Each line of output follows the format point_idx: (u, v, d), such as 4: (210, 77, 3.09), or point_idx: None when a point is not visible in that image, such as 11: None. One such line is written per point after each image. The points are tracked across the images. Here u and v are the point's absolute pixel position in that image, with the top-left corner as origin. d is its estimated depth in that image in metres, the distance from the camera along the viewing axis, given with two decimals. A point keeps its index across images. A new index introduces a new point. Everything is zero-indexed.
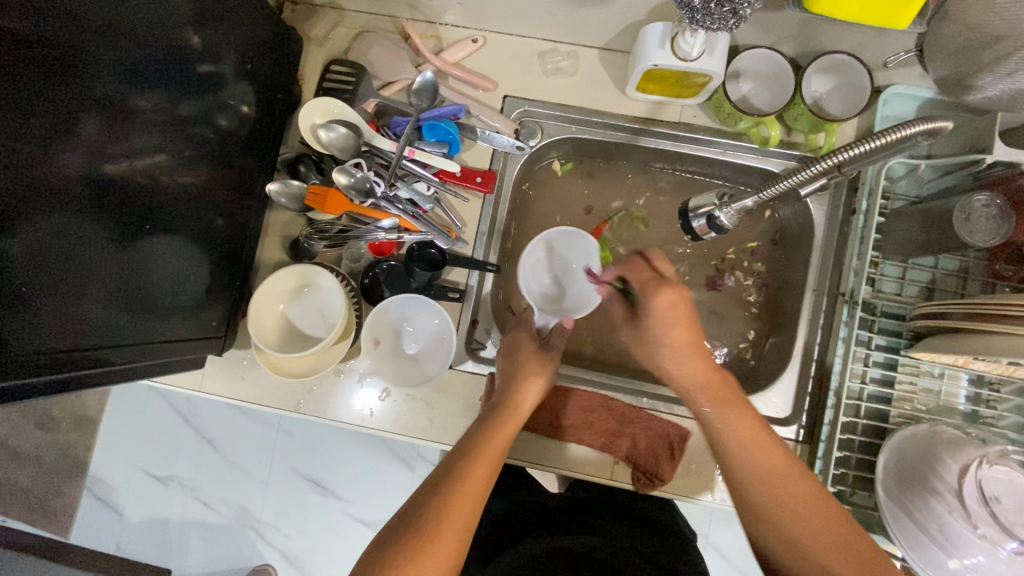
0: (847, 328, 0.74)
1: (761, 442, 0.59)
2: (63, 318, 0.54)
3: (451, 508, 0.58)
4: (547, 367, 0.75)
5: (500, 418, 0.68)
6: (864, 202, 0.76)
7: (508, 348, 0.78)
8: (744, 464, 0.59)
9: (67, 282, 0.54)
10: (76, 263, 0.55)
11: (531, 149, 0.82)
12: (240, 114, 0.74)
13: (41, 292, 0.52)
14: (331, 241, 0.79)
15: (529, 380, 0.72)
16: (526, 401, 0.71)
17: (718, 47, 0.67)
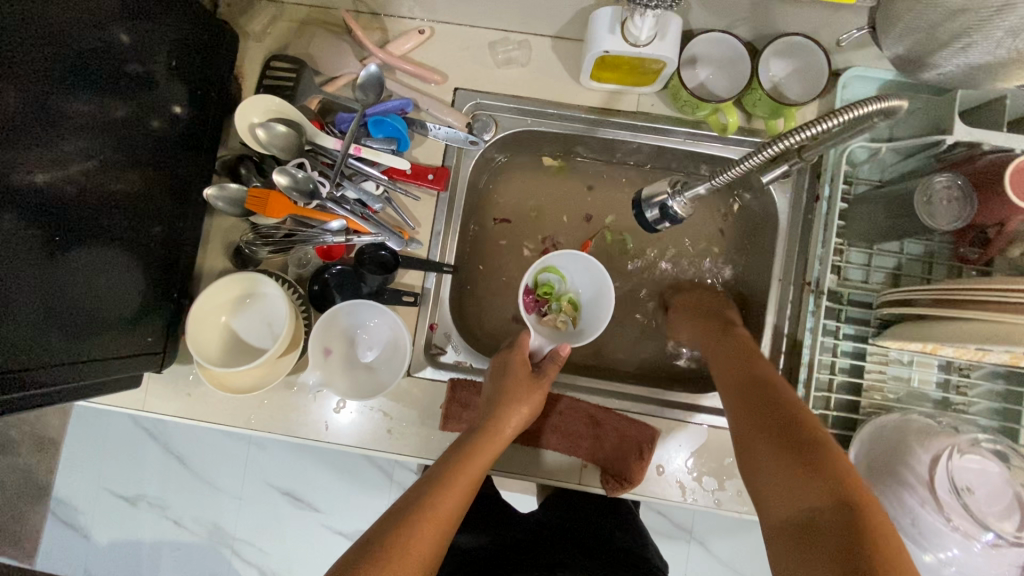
0: (813, 318, 0.72)
1: (775, 393, 0.62)
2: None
3: (416, 539, 0.57)
4: (536, 395, 0.73)
5: (477, 445, 0.67)
6: (827, 188, 0.73)
7: (497, 370, 0.75)
8: (753, 413, 0.61)
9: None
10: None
11: (485, 143, 0.79)
12: (172, 116, 0.69)
13: None
14: (276, 246, 0.75)
15: (516, 404, 0.70)
16: (507, 427, 0.69)
17: (670, 31, 0.64)
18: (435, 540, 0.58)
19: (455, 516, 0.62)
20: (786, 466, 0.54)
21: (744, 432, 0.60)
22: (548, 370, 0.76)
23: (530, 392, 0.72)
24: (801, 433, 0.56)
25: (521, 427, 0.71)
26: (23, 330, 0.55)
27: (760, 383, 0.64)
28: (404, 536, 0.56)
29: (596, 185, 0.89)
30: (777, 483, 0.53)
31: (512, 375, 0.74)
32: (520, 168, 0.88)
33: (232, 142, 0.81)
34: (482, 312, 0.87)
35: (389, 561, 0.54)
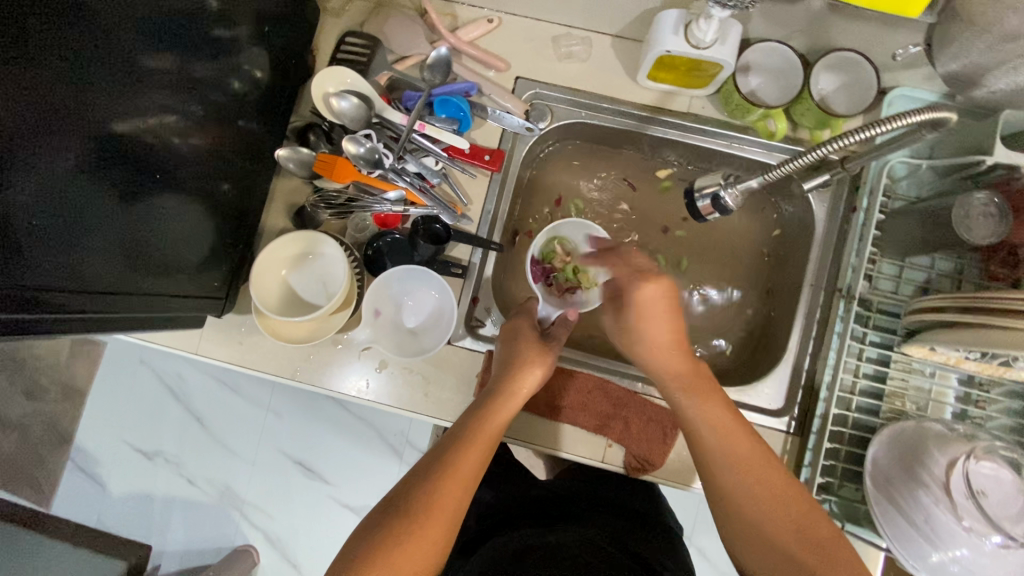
0: (842, 322, 0.75)
1: (768, 480, 0.60)
2: (59, 266, 0.53)
3: (439, 493, 0.59)
4: (550, 355, 0.74)
5: (495, 403, 0.68)
6: (865, 201, 0.77)
7: (510, 335, 0.77)
8: (731, 482, 0.61)
9: (67, 235, 0.53)
10: (82, 216, 0.54)
11: (540, 131, 0.83)
12: (251, 79, 0.74)
13: (42, 241, 0.51)
14: (337, 210, 0.80)
15: (531, 363, 0.72)
16: (523, 385, 0.70)
17: (730, 37, 0.68)
18: (459, 495, 0.60)
19: (479, 471, 0.63)
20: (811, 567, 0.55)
21: (724, 497, 0.61)
22: (558, 333, 0.79)
23: (544, 352, 0.74)
24: (785, 498, 0.59)
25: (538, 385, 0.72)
26: (104, 271, 0.58)
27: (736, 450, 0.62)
28: (428, 493, 0.59)
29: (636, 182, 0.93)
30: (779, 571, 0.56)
31: (524, 338, 0.75)
32: (567, 159, 0.92)
33: (301, 110, 0.85)
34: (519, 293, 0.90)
35: (415, 515, 0.57)
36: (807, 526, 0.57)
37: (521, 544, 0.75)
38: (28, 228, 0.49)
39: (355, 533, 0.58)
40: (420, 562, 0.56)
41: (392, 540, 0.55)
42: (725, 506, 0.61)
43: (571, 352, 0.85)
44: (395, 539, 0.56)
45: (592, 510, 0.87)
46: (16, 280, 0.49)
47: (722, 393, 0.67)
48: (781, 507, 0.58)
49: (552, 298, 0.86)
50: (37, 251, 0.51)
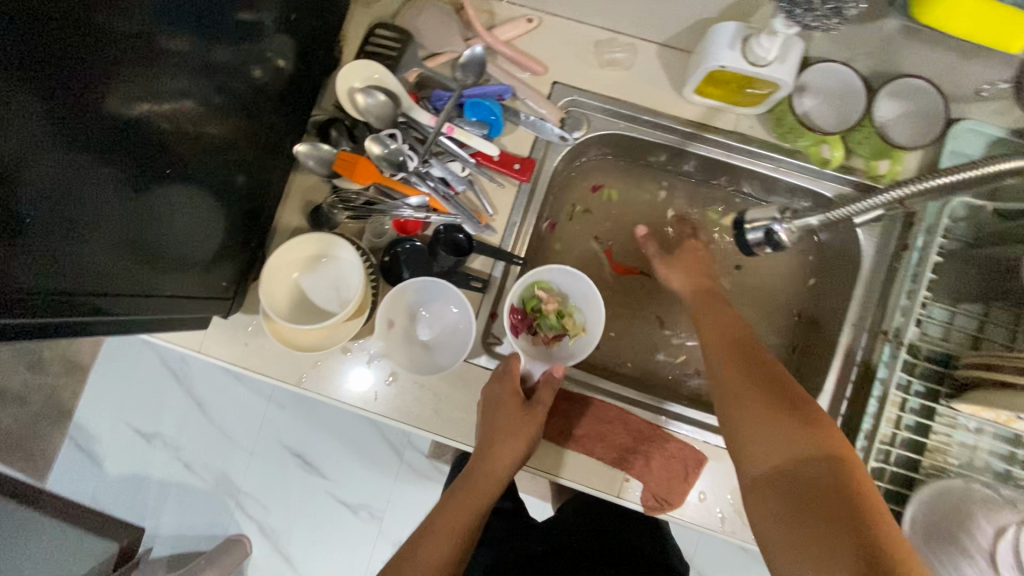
0: (886, 368, 0.70)
1: (781, 424, 0.58)
2: (63, 263, 0.49)
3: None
4: (529, 425, 0.72)
5: (468, 487, 0.73)
6: (920, 239, 0.71)
7: (487, 407, 0.73)
8: (742, 393, 0.63)
9: (72, 229, 0.49)
10: (90, 207, 0.50)
11: (574, 140, 0.78)
12: (275, 68, 0.69)
13: (45, 231, 0.47)
14: (355, 212, 0.76)
15: (507, 441, 0.71)
16: (498, 462, 0.72)
17: (792, 55, 0.63)
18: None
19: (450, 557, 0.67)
20: (814, 518, 0.50)
21: (734, 408, 0.63)
22: (541, 396, 0.74)
23: (521, 426, 0.72)
24: (801, 411, 0.59)
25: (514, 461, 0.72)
26: (112, 266, 0.55)
27: (753, 392, 0.62)
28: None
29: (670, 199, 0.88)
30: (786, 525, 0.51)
31: (502, 407, 0.72)
32: (599, 171, 0.87)
33: (325, 104, 0.81)
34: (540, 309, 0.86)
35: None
36: (814, 435, 0.56)
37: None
38: (28, 219, 0.45)
39: None
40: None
41: None
42: (742, 460, 0.60)
43: (590, 376, 0.81)
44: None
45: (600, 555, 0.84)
46: (20, 277, 0.46)
47: (758, 351, 0.68)
48: (790, 416, 0.58)
49: (535, 349, 0.78)
50: (37, 246, 0.47)
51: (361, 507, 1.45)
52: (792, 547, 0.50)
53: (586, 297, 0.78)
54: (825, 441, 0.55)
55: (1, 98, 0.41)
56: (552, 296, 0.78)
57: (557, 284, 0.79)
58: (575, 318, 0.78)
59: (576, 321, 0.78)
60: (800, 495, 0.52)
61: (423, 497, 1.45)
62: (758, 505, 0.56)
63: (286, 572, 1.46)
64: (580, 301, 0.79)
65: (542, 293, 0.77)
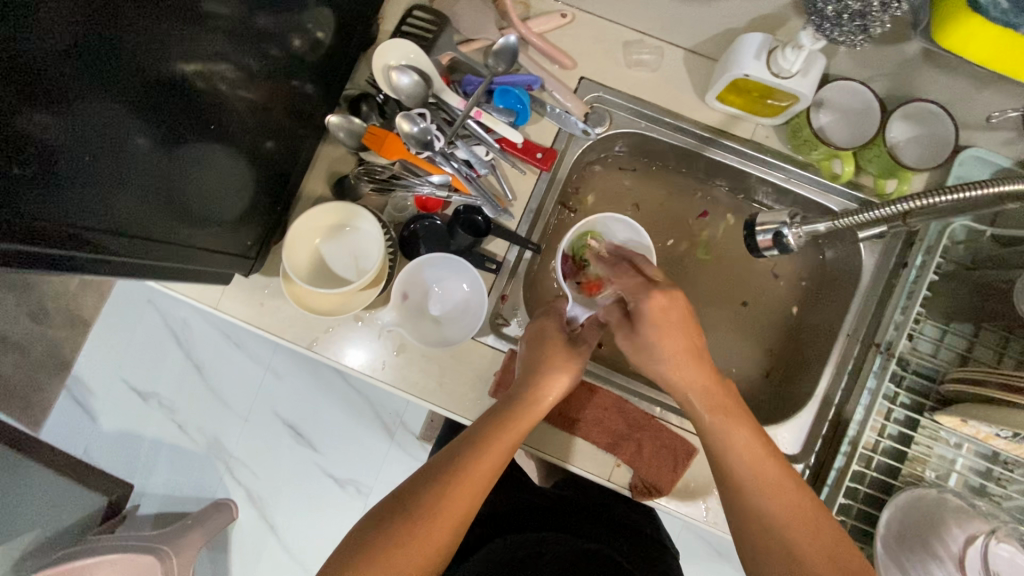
0: (875, 378, 0.73)
1: (792, 507, 0.56)
2: (99, 204, 0.51)
3: (449, 501, 0.58)
4: (576, 362, 0.70)
5: (518, 408, 0.65)
6: (919, 258, 0.74)
7: (534, 340, 0.73)
8: (739, 464, 0.59)
9: (109, 171, 0.51)
10: (122, 153, 0.52)
11: (595, 136, 0.81)
12: (313, 39, 0.71)
13: (80, 172, 0.49)
14: (379, 185, 0.78)
15: (556, 374, 0.68)
16: (547, 391, 0.67)
17: (814, 70, 0.65)
18: (468, 502, 0.59)
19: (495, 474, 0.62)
20: None
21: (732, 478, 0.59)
22: (587, 336, 0.74)
23: (568, 362, 0.70)
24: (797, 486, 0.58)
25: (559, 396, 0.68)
26: (141, 212, 0.56)
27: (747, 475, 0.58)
28: (438, 500, 0.57)
29: (683, 201, 0.91)
30: None
31: (548, 343, 0.72)
32: (616, 168, 0.90)
33: (359, 80, 0.84)
34: (548, 291, 0.88)
35: (418, 520, 0.56)
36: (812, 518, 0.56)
37: (516, 557, 0.74)
38: (72, 157, 0.47)
39: (350, 535, 0.57)
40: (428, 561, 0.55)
41: (389, 539, 0.55)
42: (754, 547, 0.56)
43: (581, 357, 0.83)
44: (402, 541, 0.55)
45: (590, 527, 0.86)
46: (55, 214, 0.47)
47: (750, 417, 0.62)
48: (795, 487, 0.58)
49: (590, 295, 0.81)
50: (79, 184, 0.49)
51: (348, 481, 1.48)
52: None
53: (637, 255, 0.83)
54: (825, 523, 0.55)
55: (52, 43, 0.43)
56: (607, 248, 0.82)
57: (611, 236, 0.83)
58: None
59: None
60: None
61: None
62: None
63: (269, 538, 1.48)
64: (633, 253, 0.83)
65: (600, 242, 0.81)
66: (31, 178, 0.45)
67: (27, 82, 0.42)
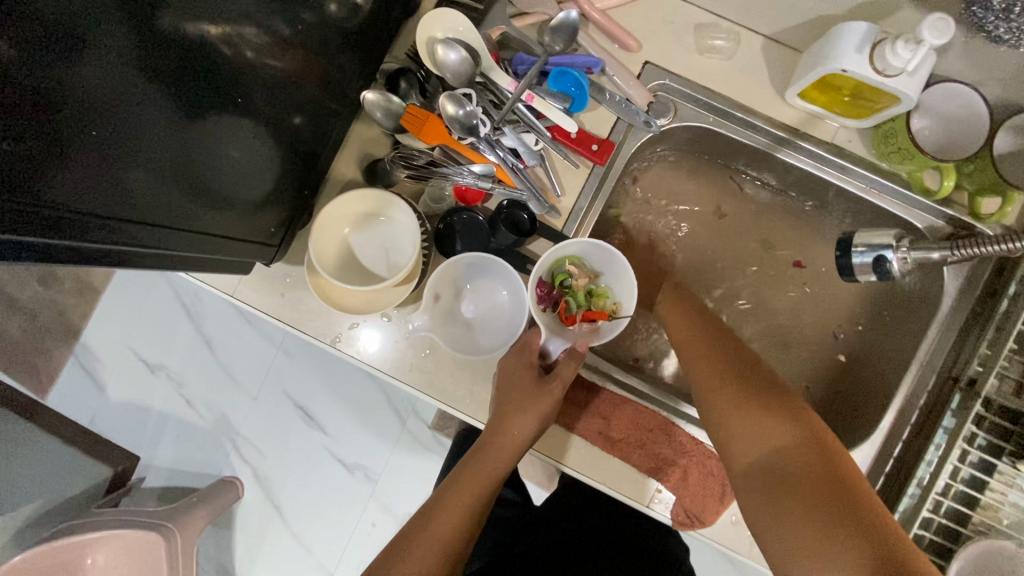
0: (953, 418, 0.66)
1: (738, 398, 0.58)
2: (107, 184, 0.44)
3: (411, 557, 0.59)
4: (542, 392, 0.67)
5: (479, 459, 0.67)
6: (1012, 287, 0.67)
7: (503, 379, 0.68)
8: (709, 376, 0.62)
9: (121, 145, 0.44)
10: (141, 126, 0.46)
11: (657, 128, 0.72)
12: (352, 4, 0.63)
13: (96, 146, 0.42)
14: (416, 172, 0.71)
15: (524, 415, 0.66)
16: (513, 433, 0.66)
17: (923, 69, 0.57)
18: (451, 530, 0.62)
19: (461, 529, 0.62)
20: (815, 515, 0.47)
21: (707, 393, 0.61)
22: (561, 371, 0.68)
23: (537, 399, 0.66)
24: (772, 394, 0.58)
25: (529, 428, 0.66)
26: (163, 194, 0.50)
27: (716, 374, 0.62)
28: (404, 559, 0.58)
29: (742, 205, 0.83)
30: (794, 533, 0.48)
31: (519, 380, 0.67)
32: (670, 164, 0.82)
33: (397, 52, 0.76)
34: None
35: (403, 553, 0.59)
36: (761, 409, 0.56)
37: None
38: (74, 126, 0.40)
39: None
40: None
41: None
42: (728, 447, 0.57)
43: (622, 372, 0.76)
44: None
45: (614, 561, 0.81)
46: (63, 194, 0.41)
47: (715, 336, 0.68)
48: (765, 404, 0.57)
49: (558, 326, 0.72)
50: (83, 159, 0.42)
51: (357, 468, 1.44)
52: (800, 549, 0.47)
53: (622, 278, 0.72)
54: (796, 424, 0.54)
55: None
56: (584, 273, 0.72)
57: (591, 258, 0.72)
58: (606, 300, 0.72)
59: (608, 306, 0.71)
60: (787, 486, 0.50)
61: (420, 468, 1.43)
62: (750, 502, 0.53)
63: (275, 522, 1.45)
64: (614, 281, 0.73)
65: (574, 267, 0.72)
66: (38, 151, 0.39)
67: (26, 41, 0.36)
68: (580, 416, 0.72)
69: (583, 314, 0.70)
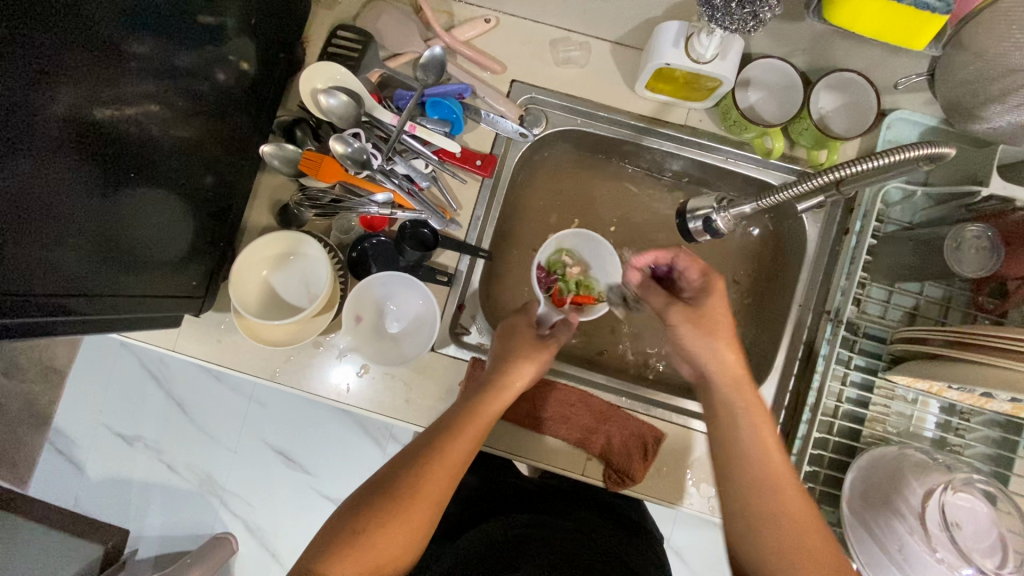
0: (828, 345, 0.74)
1: (784, 552, 0.56)
2: (31, 255, 0.50)
3: (425, 485, 0.59)
4: (544, 350, 0.71)
5: (486, 397, 0.66)
6: (858, 224, 0.76)
7: (506, 333, 0.74)
8: (755, 500, 0.58)
9: (42, 218, 0.50)
10: (59, 208, 0.51)
11: (534, 136, 0.81)
12: (238, 70, 0.71)
13: (17, 233, 0.48)
14: (322, 210, 0.78)
15: (524, 362, 0.69)
16: (518, 381, 0.68)
17: (731, 52, 0.66)
18: (464, 454, 0.62)
19: (468, 458, 0.63)
20: None
21: (754, 531, 0.58)
22: (559, 333, 0.74)
23: (537, 350, 0.71)
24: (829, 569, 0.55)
25: (533, 374, 0.69)
26: (84, 264, 0.56)
27: (758, 512, 0.58)
28: (411, 475, 0.59)
29: (630, 189, 0.91)
30: None
31: (519, 335, 0.73)
32: (557, 164, 0.90)
33: (291, 105, 0.83)
34: (507, 287, 0.89)
35: (416, 476, 0.59)
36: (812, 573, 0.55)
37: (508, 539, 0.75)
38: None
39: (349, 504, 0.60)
40: (401, 545, 0.56)
41: (377, 510, 0.57)
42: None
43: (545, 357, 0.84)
44: (371, 526, 0.56)
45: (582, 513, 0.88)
46: None
47: (768, 449, 0.60)
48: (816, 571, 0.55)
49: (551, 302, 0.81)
50: (9, 233, 0.47)
51: None
52: None
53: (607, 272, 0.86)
54: None
55: None
56: (575, 266, 0.86)
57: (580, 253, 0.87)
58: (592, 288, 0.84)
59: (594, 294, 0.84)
60: None
61: None
62: None
63: (272, 565, 1.47)
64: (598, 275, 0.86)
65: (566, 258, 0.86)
66: None
67: None
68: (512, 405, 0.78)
69: (573, 297, 0.82)
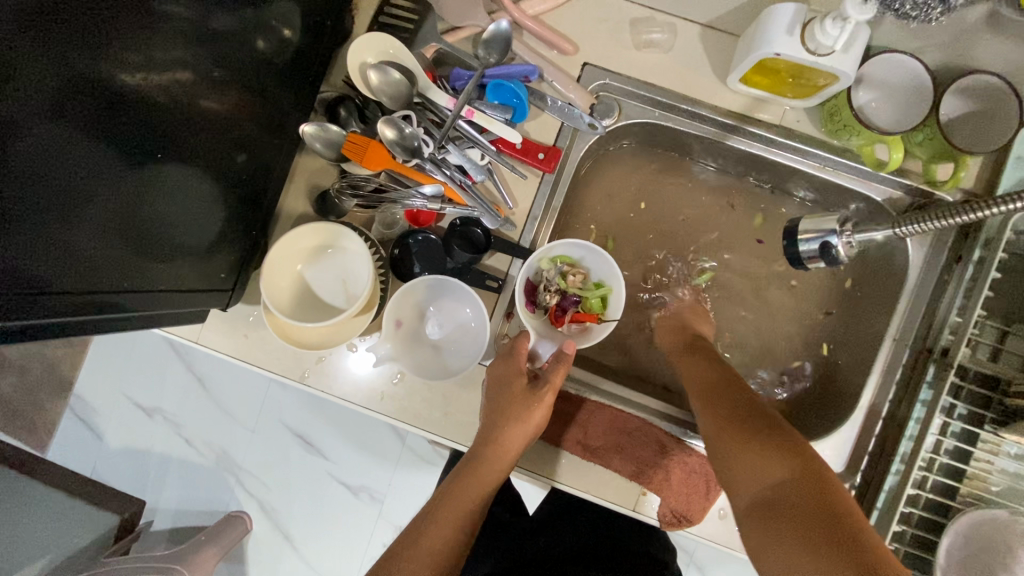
0: (930, 390, 0.66)
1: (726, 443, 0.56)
2: (47, 239, 0.43)
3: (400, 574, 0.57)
4: (537, 405, 0.65)
5: (474, 469, 0.63)
6: (976, 252, 0.66)
7: (494, 384, 0.67)
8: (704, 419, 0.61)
9: (55, 204, 0.44)
10: (77, 188, 0.45)
11: (603, 129, 0.72)
12: (279, 39, 0.62)
13: (27, 213, 0.41)
14: (365, 200, 0.70)
15: (515, 423, 0.64)
16: (507, 445, 0.64)
17: (856, 44, 0.56)
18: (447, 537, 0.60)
19: (452, 539, 0.60)
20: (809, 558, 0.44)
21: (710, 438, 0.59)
22: (550, 373, 0.67)
23: (529, 408, 0.65)
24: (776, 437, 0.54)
25: (526, 438, 0.65)
26: (107, 253, 0.49)
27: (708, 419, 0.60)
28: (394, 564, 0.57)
29: (703, 192, 0.82)
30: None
31: (507, 389, 0.66)
32: (624, 160, 0.81)
33: (334, 80, 0.75)
34: None
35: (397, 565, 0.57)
36: (757, 456, 0.53)
37: None
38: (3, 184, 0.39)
39: None
40: None
41: None
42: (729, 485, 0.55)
43: (596, 377, 0.76)
44: None
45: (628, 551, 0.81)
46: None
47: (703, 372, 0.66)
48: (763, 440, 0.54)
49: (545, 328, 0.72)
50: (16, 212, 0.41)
51: (362, 489, 1.42)
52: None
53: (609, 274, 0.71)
54: (793, 457, 0.51)
55: None
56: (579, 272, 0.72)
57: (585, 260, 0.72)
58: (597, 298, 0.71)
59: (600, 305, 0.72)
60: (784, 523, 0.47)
61: (425, 483, 1.41)
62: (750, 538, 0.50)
63: (286, 549, 1.44)
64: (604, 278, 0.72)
65: (566, 267, 0.72)
66: None
67: None
68: (562, 430, 0.71)
69: (573, 316, 0.71)
